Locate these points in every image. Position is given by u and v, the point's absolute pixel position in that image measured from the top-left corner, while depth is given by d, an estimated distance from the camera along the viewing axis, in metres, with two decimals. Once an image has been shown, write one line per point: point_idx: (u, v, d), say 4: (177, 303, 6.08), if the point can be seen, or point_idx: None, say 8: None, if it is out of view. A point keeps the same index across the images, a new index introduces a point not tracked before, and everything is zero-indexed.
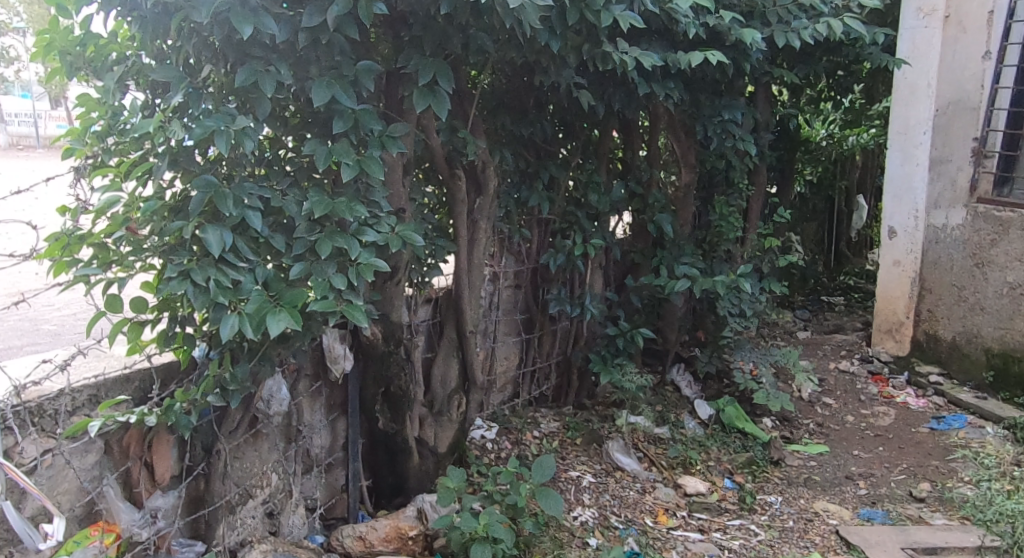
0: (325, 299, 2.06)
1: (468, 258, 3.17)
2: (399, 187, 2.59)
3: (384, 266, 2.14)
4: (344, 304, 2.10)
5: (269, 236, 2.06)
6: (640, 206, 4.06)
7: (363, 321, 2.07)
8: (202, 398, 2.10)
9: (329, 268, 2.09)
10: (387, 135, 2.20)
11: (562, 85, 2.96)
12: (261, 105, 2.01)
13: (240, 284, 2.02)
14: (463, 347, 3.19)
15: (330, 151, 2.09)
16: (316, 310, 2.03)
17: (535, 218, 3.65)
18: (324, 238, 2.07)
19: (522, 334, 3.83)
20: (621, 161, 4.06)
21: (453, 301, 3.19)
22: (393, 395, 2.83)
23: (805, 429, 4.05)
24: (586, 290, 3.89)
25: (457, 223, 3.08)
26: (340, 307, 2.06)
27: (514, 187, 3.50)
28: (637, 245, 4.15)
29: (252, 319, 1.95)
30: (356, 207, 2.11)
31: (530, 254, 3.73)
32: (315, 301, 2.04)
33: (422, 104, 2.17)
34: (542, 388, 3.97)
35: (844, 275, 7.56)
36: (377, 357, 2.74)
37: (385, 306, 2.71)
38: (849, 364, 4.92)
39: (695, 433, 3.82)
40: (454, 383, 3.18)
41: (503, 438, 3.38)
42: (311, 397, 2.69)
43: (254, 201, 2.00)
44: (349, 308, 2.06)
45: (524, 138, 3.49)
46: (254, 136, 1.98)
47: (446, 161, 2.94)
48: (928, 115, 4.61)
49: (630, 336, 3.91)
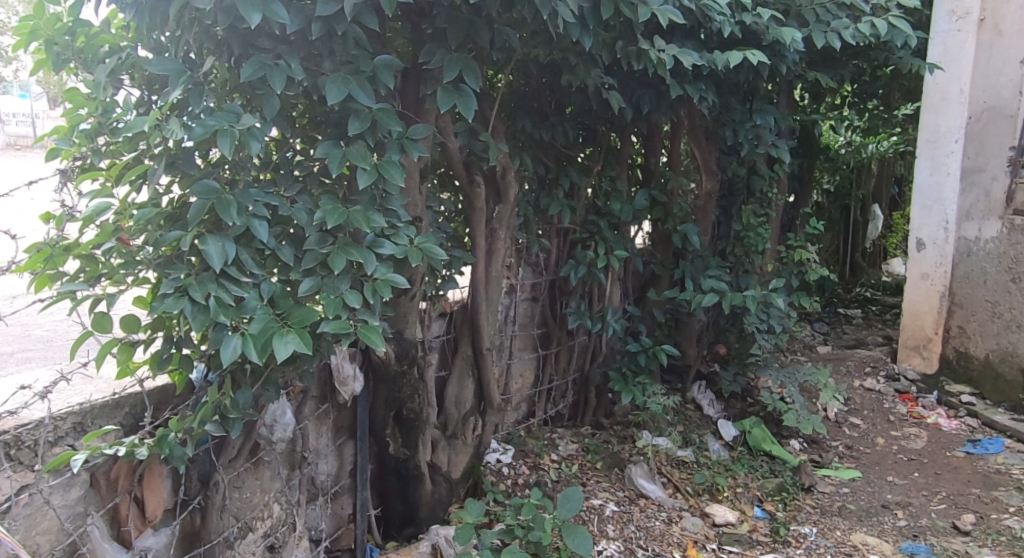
0: (339, 319, 1.85)
1: (486, 269, 2.97)
2: (416, 193, 2.38)
3: (403, 282, 1.93)
4: (360, 324, 1.88)
5: (277, 247, 1.86)
6: (662, 215, 3.85)
7: (381, 345, 1.83)
8: (199, 428, 1.86)
9: (342, 284, 1.88)
10: (407, 138, 2.00)
11: (591, 85, 2.77)
12: (268, 103, 1.80)
13: (242, 301, 1.81)
14: (479, 365, 2.99)
15: (345, 153, 1.88)
16: (327, 332, 1.81)
17: (555, 228, 3.45)
18: (337, 251, 1.85)
19: (538, 350, 3.63)
20: (641, 167, 3.88)
21: (469, 316, 2.99)
22: (406, 418, 2.62)
23: (834, 452, 3.89)
24: (605, 303, 3.69)
25: (475, 233, 2.88)
26: (356, 329, 1.84)
27: (533, 194, 3.31)
28: (658, 255, 3.95)
29: (257, 340, 1.75)
30: (373, 217, 1.91)
31: (549, 265, 3.53)
32: (328, 321, 1.82)
33: (447, 103, 1.97)
34: (558, 407, 3.76)
35: (859, 286, 7.24)
36: (389, 378, 2.53)
37: (399, 322, 2.52)
38: (875, 383, 4.69)
39: (720, 456, 3.67)
40: (469, 404, 2.96)
41: (520, 462, 3.17)
42: (317, 420, 2.49)
43: (260, 209, 1.81)
44: (367, 330, 1.84)
45: (543, 143, 3.31)
46: (261, 137, 1.78)
47: (464, 167, 2.76)
48: (960, 122, 4.43)
49: (652, 352, 3.69)
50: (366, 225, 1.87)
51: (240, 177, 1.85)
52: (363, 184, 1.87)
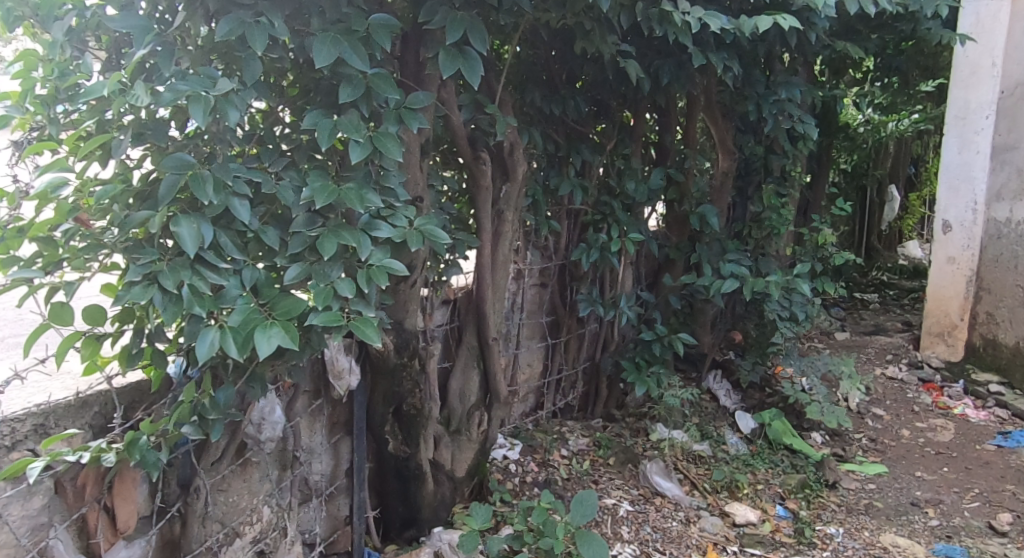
0: (329, 311, 1.64)
1: (492, 253, 2.77)
2: (415, 170, 2.18)
3: (402, 269, 1.72)
4: (353, 317, 1.66)
5: (260, 229, 1.66)
6: (677, 196, 3.64)
7: (376, 340, 1.62)
8: (175, 430, 1.66)
9: (334, 271, 1.67)
10: (406, 107, 1.79)
11: (607, 54, 2.56)
12: (249, 67, 1.59)
13: (222, 290, 1.62)
14: (484, 356, 2.80)
15: (336, 124, 1.67)
16: (316, 325, 1.60)
17: (565, 209, 3.25)
18: (328, 234, 1.65)
19: (547, 338, 3.44)
20: (655, 145, 3.69)
21: (474, 303, 2.80)
22: (406, 414, 2.43)
23: (858, 445, 3.71)
24: (618, 290, 3.49)
25: (480, 214, 2.67)
26: (348, 322, 1.62)
27: (542, 172, 3.11)
28: (672, 238, 3.75)
29: (237, 334, 1.56)
30: (368, 195, 1.70)
31: (558, 249, 3.33)
32: (316, 313, 1.62)
33: (451, 69, 1.75)
34: (567, 399, 3.58)
35: (875, 270, 7.01)
36: (388, 371, 2.34)
37: (398, 312, 2.32)
38: (897, 370, 4.49)
39: (738, 451, 3.50)
40: (474, 398, 2.78)
41: (528, 458, 2.98)
42: (310, 417, 2.30)
43: (242, 186, 1.62)
44: (361, 323, 1.62)
45: (553, 118, 3.10)
46: (240, 106, 1.58)
47: (468, 142, 2.55)
48: (992, 97, 4.19)
49: (668, 341, 3.49)
50: (360, 204, 1.66)
51: (219, 150, 1.64)
52: (356, 160, 1.66)
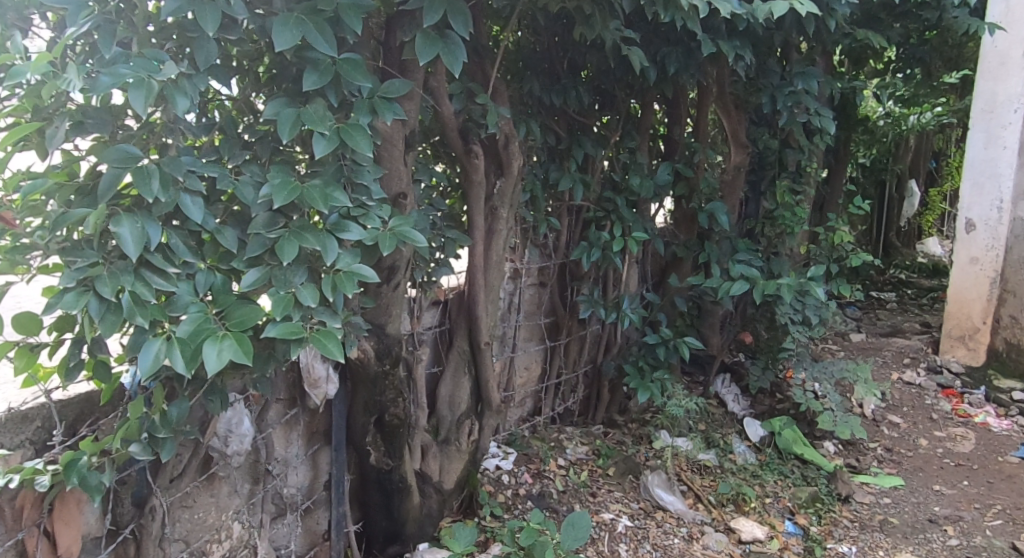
0: (290, 321, 1.48)
1: (485, 252, 2.61)
2: (399, 163, 2.03)
3: (372, 275, 1.56)
4: (316, 328, 1.50)
5: (216, 230, 1.51)
6: (686, 192, 3.47)
7: (339, 354, 1.46)
8: (121, 450, 1.52)
9: (296, 276, 1.51)
10: (380, 96, 1.62)
11: (609, 41, 2.38)
12: (200, 49, 1.43)
13: (172, 297, 1.47)
14: (476, 362, 2.64)
15: (299, 113, 1.50)
16: (273, 337, 1.45)
17: (566, 205, 3.08)
18: (289, 236, 1.49)
19: (546, 340, 3.28)
20: (664, 138, 3.52)
21: (465, 305, 2.64)
22: (389, 425, 2.27)
23: (873, 456, 3.53)
24: (621, 290, 3.33)
25: (472, 211, 2.51)
26: (309, 334, 1.47)
27: (542, 166, 2.94)
28: (680, 236, 3.58)
29: (185, 348, 1.40)
30: (334, 193, 1.54)
31: (558, 247, 3.16)
32: (275, 323, 1.46)
33: (429, 54, 1.58)
34: (567, 403, 3.43)
35: (893, 267, 6.78)
36: (369, 380, 2.18)
37: (380, 316, 2.16)
38: (915, 375, 4.28)
39: (746, 461, 3.33)
40: (465, 405, 2.62)
41: (522, 468, 2.83)
42: (285, 427, 2.16)
43: (194, 181, 1.46)
44: (323, 335, 1.46)
45: (554, 109, 2.93)
46: (191, 93, 1.43)
47: (459, 135, 2.38)
48: (1021, 89, 3.97)
49: (673, 345, 3.32)
50: (325, 204, 1.50)
51: (169, 142, 1.49)
52: (320, 155, 1.50)
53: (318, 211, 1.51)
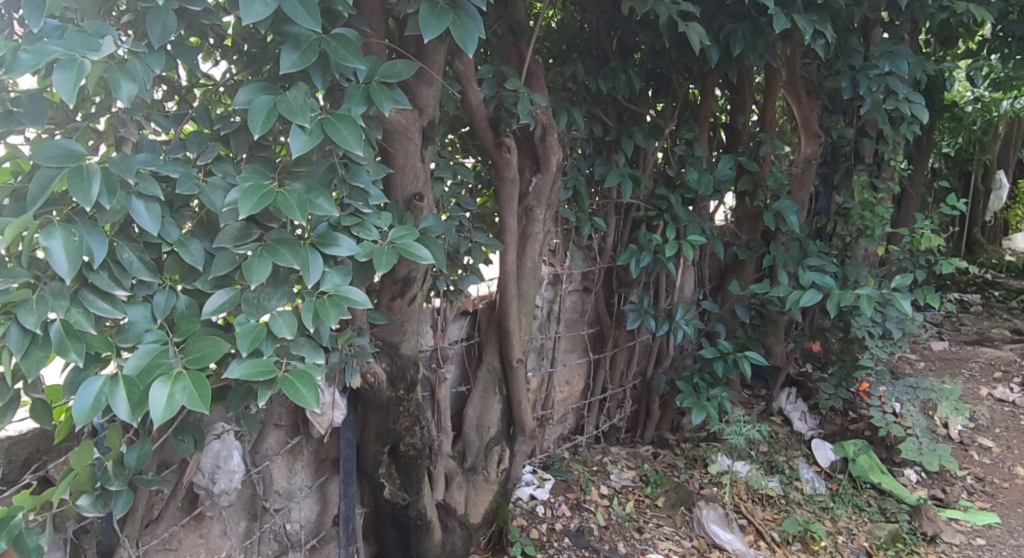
0: (260, 356, 1.20)
1: (519, 258, 2.32)
2: (416, 159, 1.81)
3: (363, 300, 1.27)
4: (292, 366, 1.21)
5: (180, 243, 1.25)
6: (750, 187, 3.11)
7: (314, 403, 1.15)
8: (69, 504, 1.29)
9: (271, 300, 1.23)
10: (378, 81, 1.33)
11: (663, 16, 2.05)
12: (153, 23, 1.17)
13: (125, 326, 1.22)
14: (508, 381, 2.36)
15: (276, 99, 1.22)
16: (237, 378, 1.16)
17: (614, 203, 2.77)
18: (261, 251, 1.20)
19: (589, 353, 2.99)
20: (725, 128, 3.18)
21: (496, 316, 2.35)
22: (405, 457, 2.00)
23: (962, 486, 3.11)
24: (674, 298, 3.00)
25: (504, 212, 2.22)
26: (282, 374, 1.18)
27: (586, 160, 2.65)
28: (742, 235, 3.24)
29: (129, 387, 1.14)
30: (317, 200, 1.25)
31: (605, 250, 2.85)
32: (240, 360, 1.18)
33: (436, 26, 1.28)
34: (613, 421, 3.13)
35: (976, 266, 6.22)
36: (380, 407, 1.91)
37: (392, 333, 1.89)
38: (1009, 391, 3.81)
39: (815, 491, 2.98)
40: (495, 430, 2.35)
41: (558, 499, 2.55)
42: (287, 458, 1.91)
43: (149, 185, 1.20)
44: (297, 377, 1.17)
45: (601, 95, 2.63)
46: (139, 77, 1.16)
47: (490, 126, 2.10)
48: None
49: (733, 360, 2.97)
50: (304, 213, 1.20)
51: (124, 137, 1.23)
52: (297, 154, 1.21)
53: (296, 223, 1.21)
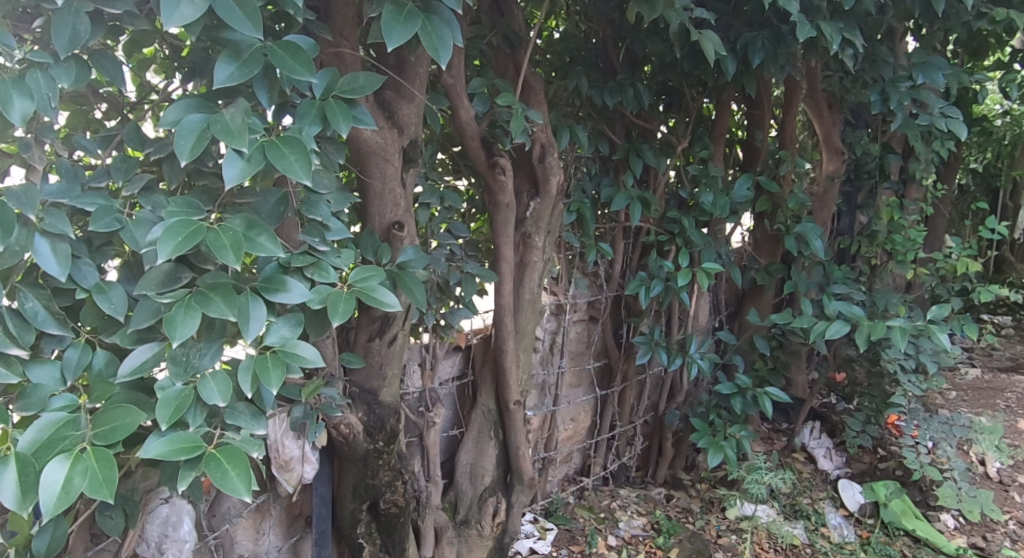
0: (186, 428, 0.98)
1: (516, 290, 2.11)
2: (395, 183, 1.62)
3: (314, 358, 1.05)
4: (222, 441, 0.98)
5: (97, 289, 1.04)
6: (769, 209, 2.90)
7: (241, 488, 0.91)
8: None
9: (203, 358, 1.01)
10: (337, 98, 1.13)
11: (674, 24, 1.84)
12: (59, 28, 0.97)
13: (31, 390, 1.01)
14: (504, 425, 2.14)
15: (210, 118, 1.02)
16: (153, 457, 0.93)
17: (621, 227, 2.57)
18: (190, 301, 0.99)
19: (596, 389, 2.77)
20: (742, 144, 2.97)
21: (491, 354, 2.14)
22: (386, 516, 1.78)
23: (1004, 534, 2.85)
24: (688, 329, 2.79)
25: (499, 240, 2.02)
26: (209, 452, 0.95)
27: (591, 180, 2.45)
28: (761, 260, 3.02)
29: (17, 468, 0.91)
30: (258, 239, 1.03)
31: (612, 277, 2.65)
32: (159, 434, 0.96)
33: (404, 35, 1.07)
34: (623, 460, 2.91)
35: (1007, 287, 5.94)
36: (356, 461, 1.70)
37: (370, 379, 1.69)
38: None
39: (843, 539, 2.73)
40: (489, 479, 2.13)
41: (561, 553, 2.36)
42: (254, 518, 1.70)
43: (56, 221, 0.99)
44: (224, 453, 0.94)
45: (608, 111, 2.45)
46: (35, 96, 0.97)
47: (482, 146, 1.90)
48: None
49: (752, 397, 2.74)
50: (240, 255, 0.99)
51: (31, 164, 1.04)
52: (231, 186, 1.00)
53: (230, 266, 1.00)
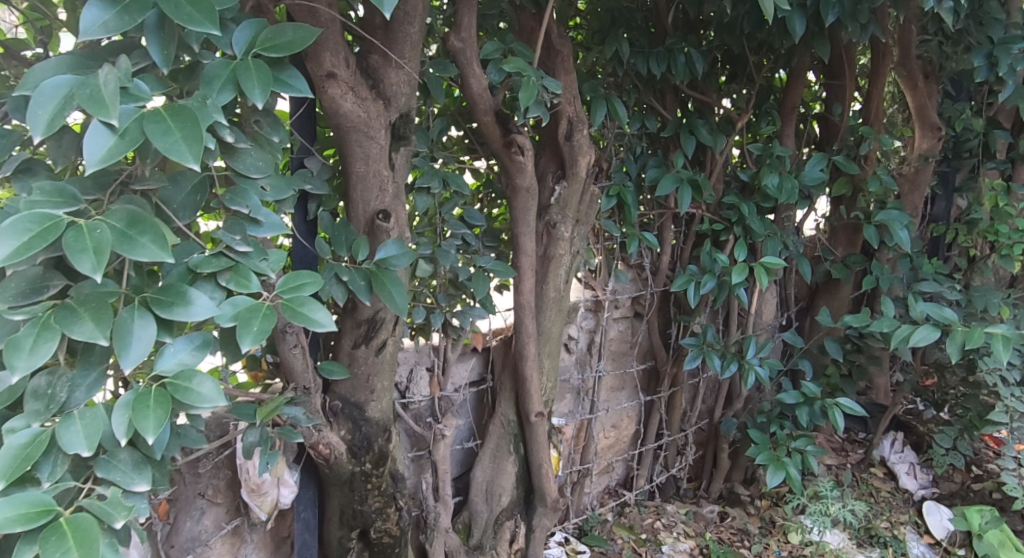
0: (38, 486, 0.77)
1: (539, 287, 1.85)
2: (381, 165, 1.38)
3: (214, 395, 0.82)
4: (82, 505, 0.76)
5: None
6: (847, 192, 2.52)
7: None
8: None
9: (75, 392, 0.81)
10: (257, 56, 0.91)
11: None
12: None
13: None
14: (525, 438, 1.90)
15: (78, 81, 0.79)
16: None
17: (670, 212, 2.27)
18: (45, 319, 0.78)
19: (640, 394, 2.49)
20: (819, 119, 2.60)
21: (511, 359, 1.89)
22: (378, 545, 1.55)
23: None
24: (747, 329, 2.46)
25: (519, 229, 1.76)
26: (58, 521, 0.73)
27: (635, 160, 2.15)
28: (837, 250, 2.65)
29: None
30: (138, 239, 0.80)
31: (659, 271, 2.35)
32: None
33: None
34: (673, 471, 2.62)
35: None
36: (341, 485, 1.48)
37: (356, 391, 1.46)
38: None
39: None
40: (507, 499, 1.89)
41: None
42: (228, 545, 1.48)
43: None
44: (73, 529, 0.72)
45: (656, 81, 2.15)
46: None
47: (497, 121, 1.64)
48: None
49: (821, 407, 2.38)
50: (102, 261, 0.76)
51: None
52: (94, 169, 0.77)
53: (93, 275, 0.77)
